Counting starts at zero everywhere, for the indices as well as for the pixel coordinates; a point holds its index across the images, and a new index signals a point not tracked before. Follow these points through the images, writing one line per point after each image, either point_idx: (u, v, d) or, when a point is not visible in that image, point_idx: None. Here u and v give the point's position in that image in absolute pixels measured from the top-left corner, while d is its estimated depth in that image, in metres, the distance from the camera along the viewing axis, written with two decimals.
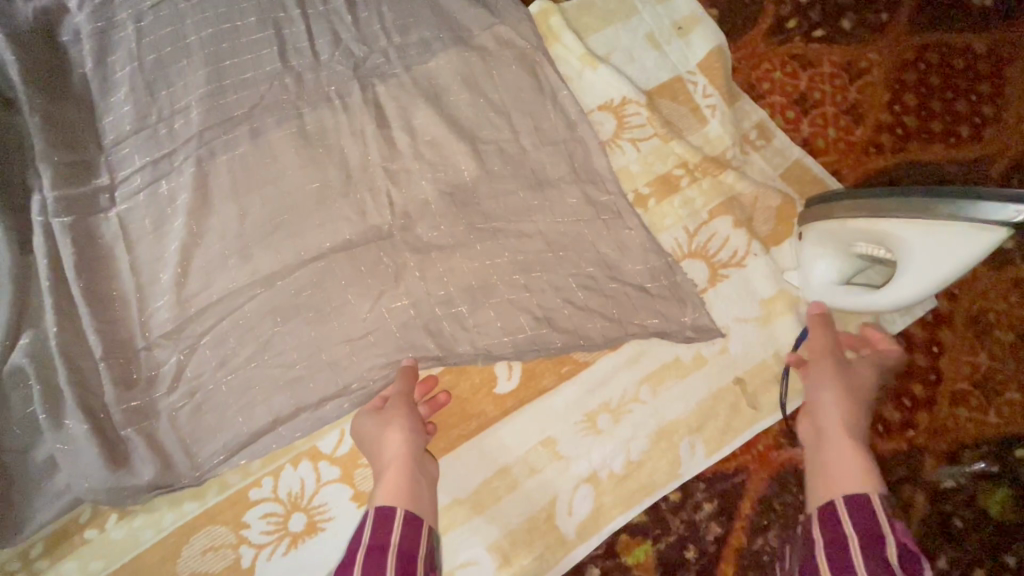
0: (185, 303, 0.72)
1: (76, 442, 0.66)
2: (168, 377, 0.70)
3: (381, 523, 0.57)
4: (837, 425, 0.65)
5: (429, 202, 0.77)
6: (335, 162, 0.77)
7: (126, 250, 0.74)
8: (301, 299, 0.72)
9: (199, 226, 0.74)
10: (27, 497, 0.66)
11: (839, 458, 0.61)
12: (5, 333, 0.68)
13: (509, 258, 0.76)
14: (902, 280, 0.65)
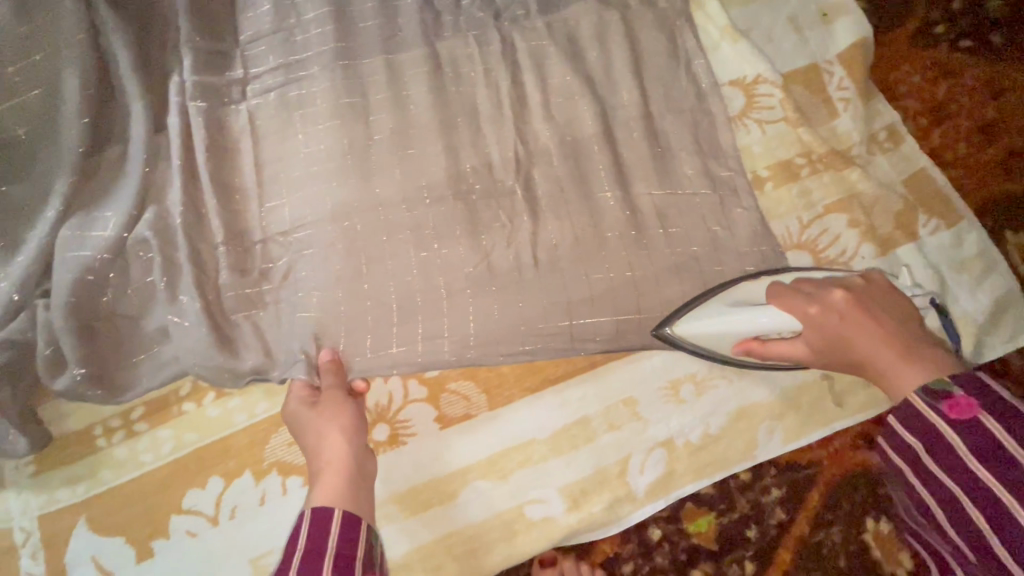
0: (303, 206, 0.74)
1: (188, 317, 0.68)
2: (278, 274, 0.73)
3: (319, 524, 0.52)
4: (887, 356, 0.56)
5: (549, 151, 0.78)
6: (463, 95, 0.78)
7: (252, 145, 0.75)
8: (415, 224, 0.74)
9: (325, 134, 0.75)
10: (137, 360, 0.69)
11: (907, 367, 0.54)
12: (131, 205, 0.70)
13: (617, 232, 0.76)
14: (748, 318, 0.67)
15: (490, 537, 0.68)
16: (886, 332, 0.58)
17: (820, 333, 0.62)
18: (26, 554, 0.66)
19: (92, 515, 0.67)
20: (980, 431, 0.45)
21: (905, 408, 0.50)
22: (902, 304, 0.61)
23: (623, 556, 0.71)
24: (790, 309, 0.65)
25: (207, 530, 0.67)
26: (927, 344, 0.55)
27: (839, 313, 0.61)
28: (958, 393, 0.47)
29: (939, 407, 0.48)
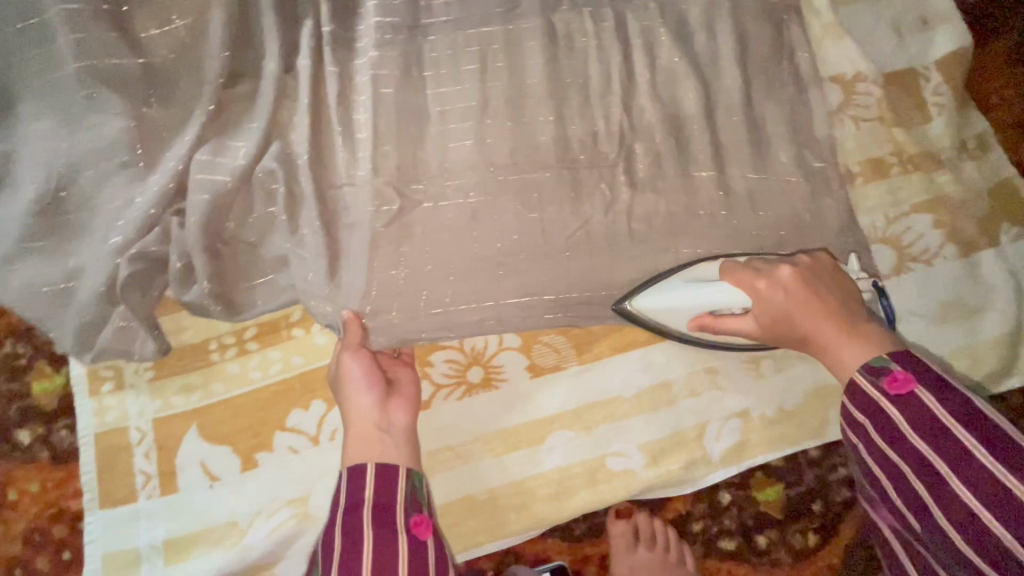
0: (418, 156, 0.77)
1: (308, 249, 0.73)
2: (383, 219, 0.74)
3: (354, 477, 0.61)
4: (828, 329, 0.64)
5: (652, 127, 0.81)
6: (575, 66, 0.81)
7: (370, 94, 0.76)
8: (522, 184, 0.78)
9: (443, 91, 0.79)
10: (255, 284, 0.74)
11: (851, 345, 0.63)
12: (261, 138, 0.74)
13: (708, 211, 0.80)
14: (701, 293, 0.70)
15: (572, 482, 0.72)
16: (826, 308, 0.65)
17: (767, 308, 0.67)
18: (140, 452, 0.70)
19: (203, 422, 0.71)
20: (915, 403, 0.56)
21: (857, 387, 0.60)
22: (844, 282, 0.68)
23: (693, 515, 0.74)
24: (742, 286, 0.68)
25: (308, 449, 0.71)
26: (863, 319, 0.65)
27: (784, 290, 0.66)
28: (896, 371, 0.58)
29: (882, 384, 0.58)
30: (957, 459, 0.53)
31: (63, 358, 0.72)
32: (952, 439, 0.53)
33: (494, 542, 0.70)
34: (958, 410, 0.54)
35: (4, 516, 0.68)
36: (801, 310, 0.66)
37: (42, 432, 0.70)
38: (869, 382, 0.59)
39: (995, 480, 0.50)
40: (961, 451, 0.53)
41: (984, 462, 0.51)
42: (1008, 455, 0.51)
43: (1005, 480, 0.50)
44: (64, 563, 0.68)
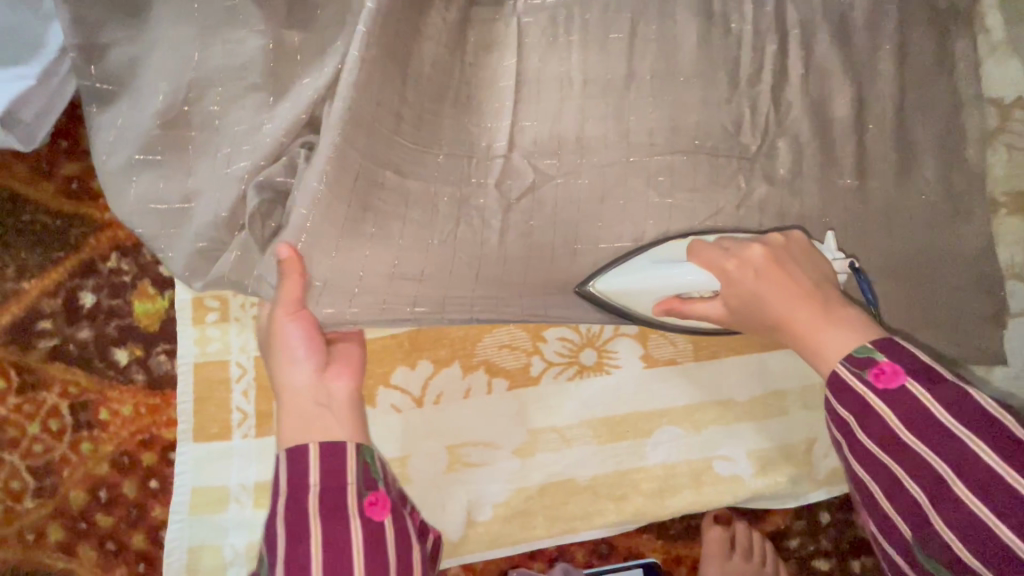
0: (556, 125, 0.74)
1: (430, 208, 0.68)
2: (517, 191, 0.72)
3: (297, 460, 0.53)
4: (803, 314, 0.56)
5: (799, 125, 0.77)
6: (728, 48, 0.76)
7: (516, 60, 0.74)
8: (658, 167, 0.75)
9: (588, 57, 0.74)
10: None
11: (830, 330, 0.55)
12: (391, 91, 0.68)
13: (843, 221, 0.77)
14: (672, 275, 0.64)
15: (677, 480, 0.69)
16: (803, 290, 0.58)
17: (734, 290, 0.60)
18: (238, 390, 0.66)
19: None
20: (907, 398, 0.50)
21: (839, 382, 0.53)
22: (821, 263, 0.61)
23: (791, 531, 0.73)
24: (709, 266, 0.62)
25: (410, 410, 0.68)
26: (839, 302, 0.57)
27: (755, 270, 0.59)
28: (883, 362, 0.51)
29: (867, 377, 0.51)
30: (969, 466, 0.46)
31: (166, 280, 0.69)
32: (951, 439, 0.47)
33: (590, 531, 0.68)
34: (960, 408, 0.48)
35: (93, 436, 0.66)
36: (773, 291, 0.58)
37: (140, 354, 0.67)
38: (853, 376, 0.51)
39: (1000, 480, 0.45)
40: (961, 451, 0.47)
41: (986, 460, 0.46)
42: (1009, 448, 0.46)
43: (1007, 477, 0.45)
44: (151, 491, 0.66)
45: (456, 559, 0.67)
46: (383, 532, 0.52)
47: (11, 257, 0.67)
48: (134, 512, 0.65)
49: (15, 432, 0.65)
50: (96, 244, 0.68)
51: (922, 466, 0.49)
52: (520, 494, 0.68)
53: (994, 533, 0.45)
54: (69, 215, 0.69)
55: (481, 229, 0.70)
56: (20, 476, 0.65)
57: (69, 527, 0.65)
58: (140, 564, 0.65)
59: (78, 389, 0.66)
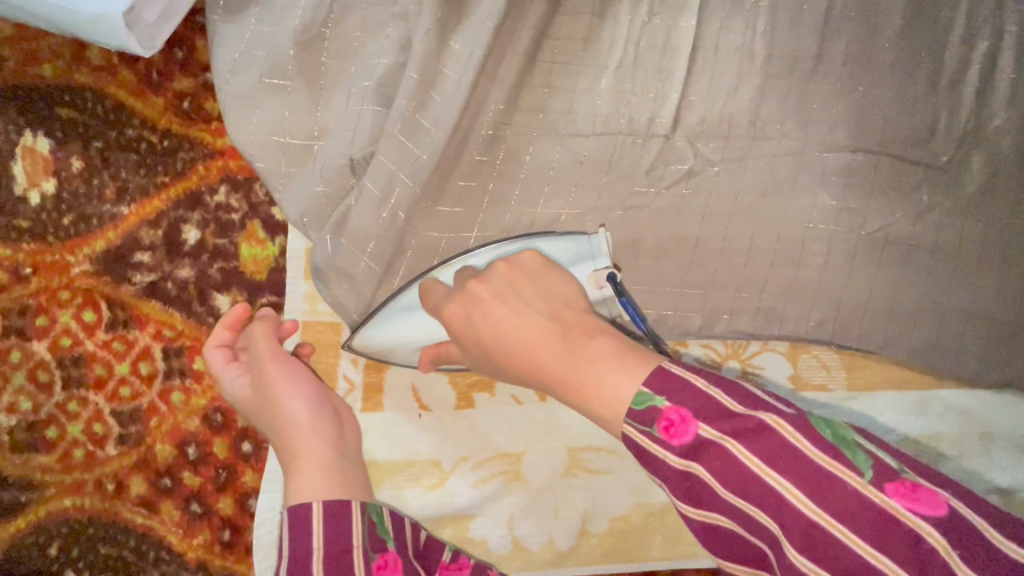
0: (725, 104, 0.64)
1: (572, 192, 0.63)
2: (671, 178, 0.65)
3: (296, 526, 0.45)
4: (550, 363, 0.45)
5: (1000, 139, 0.67)
6: (934, 39, 0.66)
7: (694, 23, 0.64)
8: (833, 167, 0.66)
9: (775, 31, 0.64)
10: (512, 211, 0.63)
11: (589, 376, 0.42)
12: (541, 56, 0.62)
13: None
14: (409, 330, 0.56)
15: None
16: (542, 329, 0.46)
17: (468, 338, 0.51)
18: (350, 356, 0.61)
19: None
20: (709, 451, 0.37)
21: (627, 441, 0.40)
22: (561, 284, 0.50)
23: None
24: (435, 311, 0.53)
25: (533, 403, 0.62)
26: (590, 331, 0.45)
27: (486, 312, 0.49)
28: (666, 411, 0.38)
29: (657, 435, 0.38)
30: (793, 525, 0.34)
31: (279, 224, 0.62)
32: (762, 488, 0.35)
33: (712, 558, 0.62)
34: (767, 449, 0.36)
35: (185, 386, 0.60)
36: (507, 335, 0.48)
37: (244, 302, 0.61)
38: (642, 437, 0.39)
39: (825, 535, 0.33)
40: (782, 505, 0.35)
41: (801, 508, 0.34)
42: (822, 490, 0.34)
43: (828, 527, 0.33)
44: (242, 455, 0.60)
45: (564, 571, 0.61)
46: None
47: (111, 175, 0.60)
48: (223, 474, 0.59)
49: (102, 371, 0.59)
50: (207, 174, 0.61)
51: (747, 524, 0.37)
52: (641, 510, 0.61)
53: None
54: (178, 137, 0.61)
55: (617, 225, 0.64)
56: (103, 419, 0.59)
57: (152, 481, 0.59)
58: (225, 531, 0.59)
59: (174, 333, 0.60)
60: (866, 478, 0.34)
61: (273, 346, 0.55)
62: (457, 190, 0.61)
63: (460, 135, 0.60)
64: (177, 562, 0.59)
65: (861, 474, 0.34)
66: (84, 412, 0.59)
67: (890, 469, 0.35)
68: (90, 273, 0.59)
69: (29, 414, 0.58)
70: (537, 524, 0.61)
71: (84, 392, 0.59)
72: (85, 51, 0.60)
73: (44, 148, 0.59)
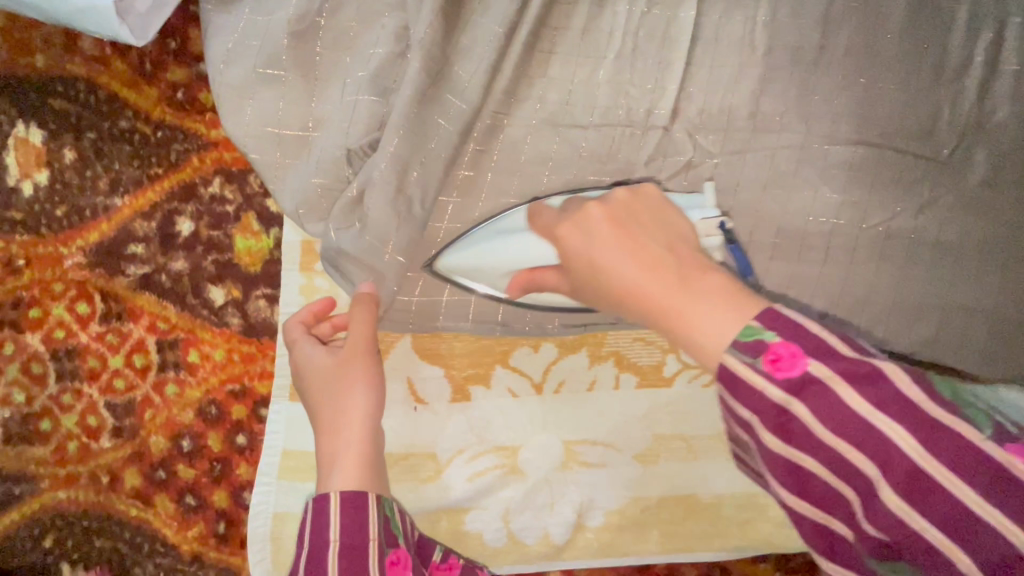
0: (726, 96, 0.63)
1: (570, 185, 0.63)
2: (670, 169, 0.64)
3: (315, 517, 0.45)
4: (654, 288, 0.44)
5: (1004, 132, 0.66)
6: (937, 31, 0.65)
7: (694, 14, 0.63)
8: (836, 160, 0.65)
9: (777, 22, 0.63)
10: (509, 203, 0.62)
11: (700, 305, 0.41)
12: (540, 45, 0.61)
13: None
14: (517, 248, 0.54)
15: None
16: (653, 257, 0.46)
17: (570, 264, 0.50)
18: None
19: (417, 334, 0.61)
20: (814, 390, 0.37)
21: (725, 371, 0.39)
22: (679, 224, 0.50)
23: None
24: (545, 233, 0.52)
25: (528, 396, 0.61)
26: (701, 267, 0.45)
27: (594, 236, 0.48)
28: (777, 345, 0.37)
29: (761, 367, 0.38)
30: (896, 465, 0.35)
31: (273, 216, 0.61)
32: (869, 430, 0.36)
33: (708, 552, 0.61)
34: (877, 395, 0.36)
35: (179, 378, 0.59)
36: (610, 260, 0.47)
37: (238, 295, 0.60)
38: (742, 368, 0.38)
39: (927, 480, 0.34)
40: (886, 449, 0.35)
41: (908, 451, 0.35)
42: (932, 439, 0.35)
43: (936, 474, 0.34)
44: (236, 447, 0.60)
45: (559, 563, 0.61)
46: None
47: (104, 166, 0.60)
48: (218, 467, 0.59)
49: (96, 363, 0.59)
50: (201, 165, 0.60)
51: (839, 466, 0.37)
52: (637, 503, 0.61)
53: (921, 535, 0.35)
54: (171, 128, 0.60)
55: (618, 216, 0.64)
56: (98, 411, 0.59)
57: (147, 474, 0.59)
58: (220, 523, 0.59)
59: (168, 326, 0.59)
60: (987, 435, 0.35)
61: (362, 324, 0.55)
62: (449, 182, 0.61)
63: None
64: (172, 555, 0.59)
65: (978, 432, 0.35)
66: (78, 405, 0.59)
67: (1009, 435, 0.36)
68: (84, 266, 0.59)
69: (23, 406, 0.58)
70: (533, 517, 0.60)
71: (78, 384, 0.59)
72: (77, 42, 0.59)
73: (37, 140, 0.59)
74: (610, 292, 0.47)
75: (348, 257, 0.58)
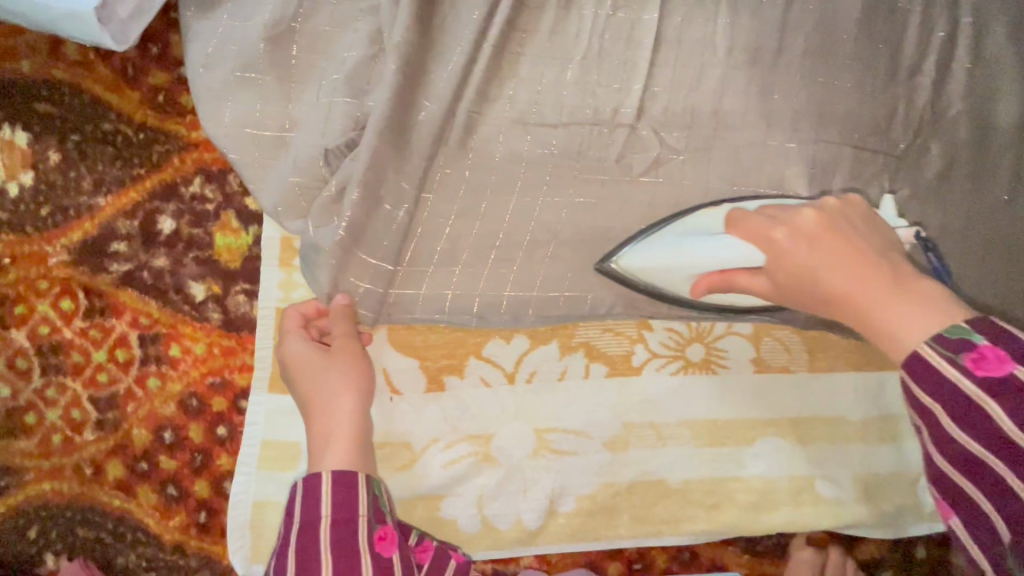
0: (690, 95, 0.66)
1: (541, 182, 0.65)
2: (640, 166, 0.65)
3: (308, 494, 0.50)
4: (857, 288, 0.47)
5: (956, 128, 0.69)
6: (892, 31, 0.68)
7: (657, 18, 0.65)
8: (797, 155, 0.67)
9: (737, 24, 0.66)
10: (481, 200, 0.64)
11: (897, 305, 0.45)
12: (507, 49, 0.63)
13: (984, 239, 0.69)
14: (712, 247, 0.55)
15: (776, 496, 0.64)
16: (868, 261, 0.48)
17: (779, 265, 0.52)
18: None
19: (391, 327, 0.64)
20: (1018, 392, 0.39)
21: (913, 358, 0.43)
22: (887, 229, 0.52)
23: (884, 563, 0.68)
24: (756, 238, 0.54)
25: (500, 385, 0.63)
26: (909, 271, 0.47)
27: (809, 242, 0.51)
28: (986, 347, 0.40)
29: (961, 362, 0.40)
30: None
31: (253, 214, 0.63)
32: None
33: (676, 536, 0.63)
34: None
35: (161, 372, 0.61)
36: (825, 267, 0.49)
37: (218, 291, 0.62)
38: (933, 356, 0.41)
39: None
40: None
41: None
42: None
43: None
44: (217, 439, 0.61)
45: (532, 548, 0.63)
46: (393, 571, 0.49)
47: (88, 167, 0.62)
48: (199, 458, 0.61)
49: (80, 358, 0.61)
50: (182, 165, 0.62)
51: (1016, 457, 0.39)
52: (607, 490, 0.63)
53: None
54: (154, 130, 0.62)
55: (587, 212, 0.65)
56: (81, 405, 0.60)
57: (129, 465, 0.60)
58: (201, 513, 0.61)
59: (150, 321, 0.61)
60: None
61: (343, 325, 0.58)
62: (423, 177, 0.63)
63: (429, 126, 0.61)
64: (155, 544, 0.60)
65: None
66: (62, 399, 0.60)
67: None
68: (68, 263, 0.61)
69: (8, 400, 0.60)
70: (506, 504, 0.62)
71: (62, 378, 0.60)
72: (61, 48, 0.62)
73: (22, 142, 0.61)
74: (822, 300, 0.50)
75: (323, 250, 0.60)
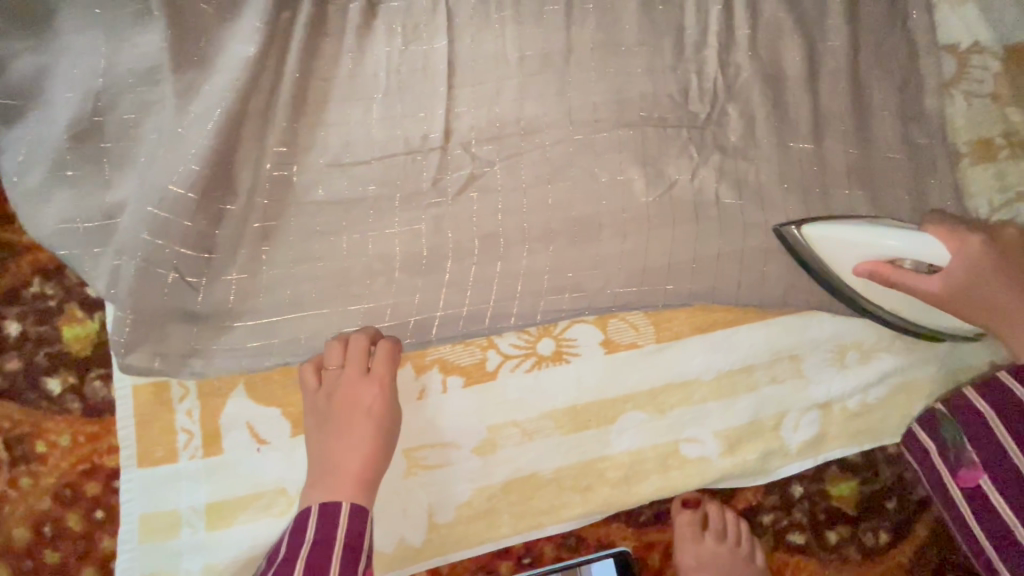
0: (491, 110, 0.70)
1: (363, 217, 0.67)
2: (456, 185, 0.68)
3: (327, 518, 0.58)
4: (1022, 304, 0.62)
5: (750, 90, 0.72)
6: (672, 15, 0.72)
7: (450, 44, 0.69)
8: (603, 143, 0.70)
9: (524, 36, 0.70)
10: (305, 248, 0.66)
11: None
12: (305, 102, 0.67)
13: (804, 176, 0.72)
14: (909, 241, 0.62)
15: (643, 467, 0.69)
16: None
17: (965, 260, 0.62)
18: (183, 409, 0.65)
19: (249, 383, 0.66)
20: None
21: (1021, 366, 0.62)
22: None
23: (764, 507, 0.73)
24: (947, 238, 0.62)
25: None
26: None
27: (1000, 254, 0.63)
28: None
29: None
30: None
31: (96, 302, 0.66)
32: None
33: (557, 524, 0.67)
34: None
35: (32, 470, 0.63)
36: (995, 276, 0.62)
37: (74, 381, 0.65)
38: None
39: None
40: None
41: None
42: None
43: None
44: (97, 522, 0.64)
45: (422, 563, 0.66)
46: None
47: None
48: (81, 544, 0.63)
49: None
50: (17, 270, 0.65)
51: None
52: (483, 493, 0.67)
53: None
54: None
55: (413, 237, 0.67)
56: None
57: (14, 566, 0.63)
58: None
59: (12, 423, 0.64)
60: None
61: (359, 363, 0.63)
62: (252, 233, 0.65)
63: (245, 189, 0.65)
64: None
65: None
66: None
67: None
68: None
69: None
70: (388, 525, 0.66)
71: None
72: None
73: None
74: (978, 299, 0.63)
75: (165, 322, 0.63)
